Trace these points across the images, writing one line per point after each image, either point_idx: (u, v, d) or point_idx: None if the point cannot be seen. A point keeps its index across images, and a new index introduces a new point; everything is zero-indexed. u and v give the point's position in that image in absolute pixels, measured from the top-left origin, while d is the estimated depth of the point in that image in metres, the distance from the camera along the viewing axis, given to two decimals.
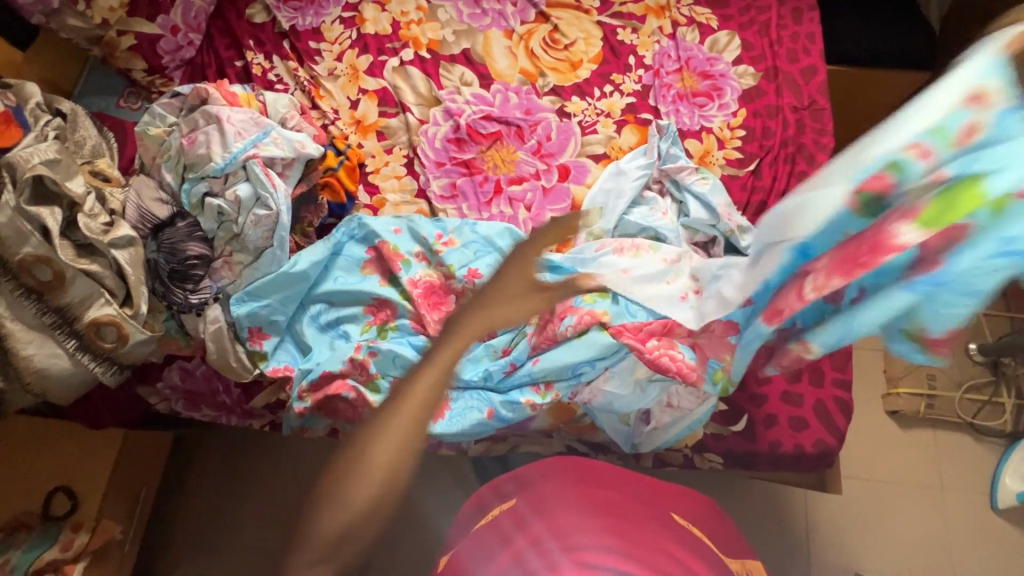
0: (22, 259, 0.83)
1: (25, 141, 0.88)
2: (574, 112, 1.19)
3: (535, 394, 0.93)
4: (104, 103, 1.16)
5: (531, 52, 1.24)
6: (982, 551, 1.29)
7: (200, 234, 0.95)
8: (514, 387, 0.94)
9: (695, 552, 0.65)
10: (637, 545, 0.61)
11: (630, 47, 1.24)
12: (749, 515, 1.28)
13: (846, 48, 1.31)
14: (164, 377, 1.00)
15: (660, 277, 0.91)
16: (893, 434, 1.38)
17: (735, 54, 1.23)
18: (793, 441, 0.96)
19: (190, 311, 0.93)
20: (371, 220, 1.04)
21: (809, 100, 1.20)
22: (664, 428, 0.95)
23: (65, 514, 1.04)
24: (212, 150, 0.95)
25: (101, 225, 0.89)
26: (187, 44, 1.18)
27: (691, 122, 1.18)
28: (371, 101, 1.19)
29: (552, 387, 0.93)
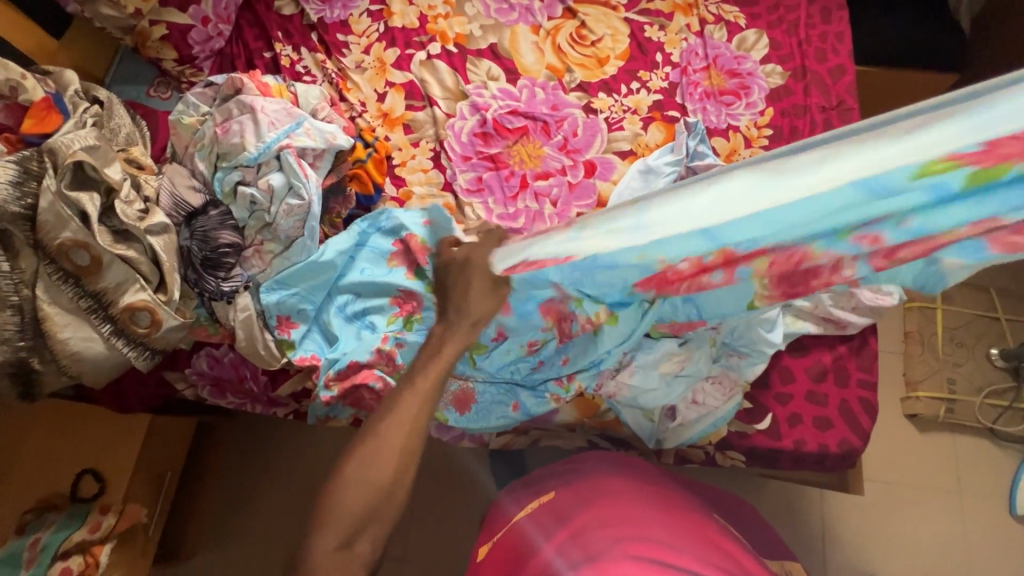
0: (62, 244, 0.84)
1: (66, 127, 0.89)
2: (600, 108, 1.19)
3: (560, 388, 0.94)
4: (135, 92, 1.18)
5: (558, 48, 1.24)
6: (1000, 557, 1.28)
7: (232, 222, 0.97)
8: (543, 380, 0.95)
9: (743, 547, 0.66)
10: (685, 539, 0.60)
11: (657, 44, 1.24)
12: (764, 513, 1.28)
13: (876, 49, 1.30)
14: (192, 364, 1.01)
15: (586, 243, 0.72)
16: (911, 438, 1.37)
17: (763, 52, 1.23)
18: (818, 440, 0.96)
19: (221, 298, 0.94)
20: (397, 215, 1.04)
21: (837, 100, 1.19)
22: (689, 425, 0.95)
23: (93, 497, 1.06)
24: (246, 139, 0.96)
25: (136, 212, 0.90)
26: (217, 35, 1.19)
27: (718, 121, 1.17)
28: (398, 94, 1.19)
29: (574, 378, 0.93)
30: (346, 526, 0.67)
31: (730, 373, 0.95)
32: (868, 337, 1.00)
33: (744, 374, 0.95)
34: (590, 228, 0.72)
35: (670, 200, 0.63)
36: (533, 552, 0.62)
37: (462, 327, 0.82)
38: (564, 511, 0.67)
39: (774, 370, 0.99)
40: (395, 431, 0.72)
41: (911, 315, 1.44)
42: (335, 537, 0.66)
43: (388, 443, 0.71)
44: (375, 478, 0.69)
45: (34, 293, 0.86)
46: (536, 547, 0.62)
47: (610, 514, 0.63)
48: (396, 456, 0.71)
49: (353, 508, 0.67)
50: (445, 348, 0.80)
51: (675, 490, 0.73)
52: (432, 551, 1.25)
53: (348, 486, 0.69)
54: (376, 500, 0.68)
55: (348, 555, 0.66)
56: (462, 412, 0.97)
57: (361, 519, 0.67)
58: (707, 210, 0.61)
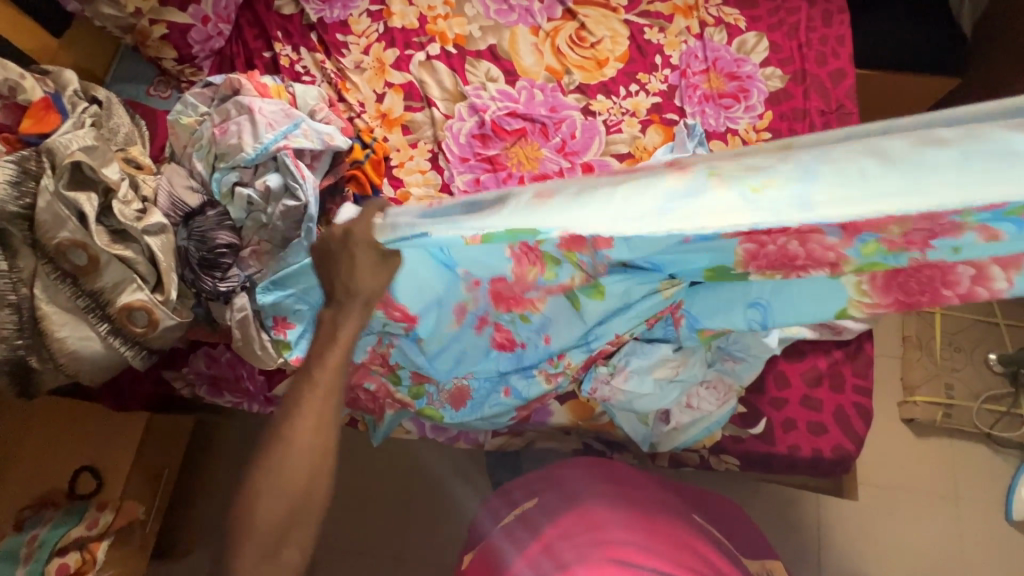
0: (60, 244, 0.85)
1: (64, 127, 0.89)
2: (599, 110, 1.19)
3: (549, 366, 0.94)
4: (135, 91, 1.18)
5: (557, 49, 1.24)
6: (995, 563, 1.28)
7: (229, 223, 0.97)
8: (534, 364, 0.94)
9: (721, 551, 0.67)
10: (661, 542, 0.61)
11: (657, 47, 1.24)
12: (759, 516, 1.28)
13: (877, 52, 1.29)
14: (189, 363, 1.02)
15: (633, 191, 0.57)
16: (908, 443, 1.37)
17: (763, 55, 1.22)
18: (811, 445, 0.96)
19: (218, 298, 0.95)
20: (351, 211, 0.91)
21: (836, 104, 1.19)
22: (683, 429, 0.96)
23: (91, 494, 1.07)
24: (244, 140, 0.96)
25: (134, 212, 0.90)
26: (217, 35, 1.19)
27: (717, 124, 1.17)
28: (396, 95, 1.20)
29: (564, 356, 0.93)
30: (266, 536, 0.67)
31: (724, 378, 0.95)
32: (864, 343, 1.00)
33: (738, 378, 0.95)
34: (718, 185, 0.54)
35: (838, 174, 0.51)
36: (520, 554, 0.62)
37: (355, 307, 0.77)
38: (549, 515, 0.67)
39: (769, 375, 0.99)
40: (300, 431, 0.71)
41: (910, 319, 1.43)
42: (258, 549, 0.66)
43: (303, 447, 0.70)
44: (289, 482, 0.68)
45: (31, 292, 0.86)
46: (519, 551, 0.63)
47: (593, 519, 0.63)
48: (308, 455, 0.70)
49: (271, 517, 0.67)
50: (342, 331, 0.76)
51: (661, 495, 0.74)
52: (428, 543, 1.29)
53: (260, 496, 0.67)
54: (294, 503, 0.69)
55: (274, 562, 0.67)
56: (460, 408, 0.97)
57: (280, 526, 0.68)
58: (889, 186, 0.49)
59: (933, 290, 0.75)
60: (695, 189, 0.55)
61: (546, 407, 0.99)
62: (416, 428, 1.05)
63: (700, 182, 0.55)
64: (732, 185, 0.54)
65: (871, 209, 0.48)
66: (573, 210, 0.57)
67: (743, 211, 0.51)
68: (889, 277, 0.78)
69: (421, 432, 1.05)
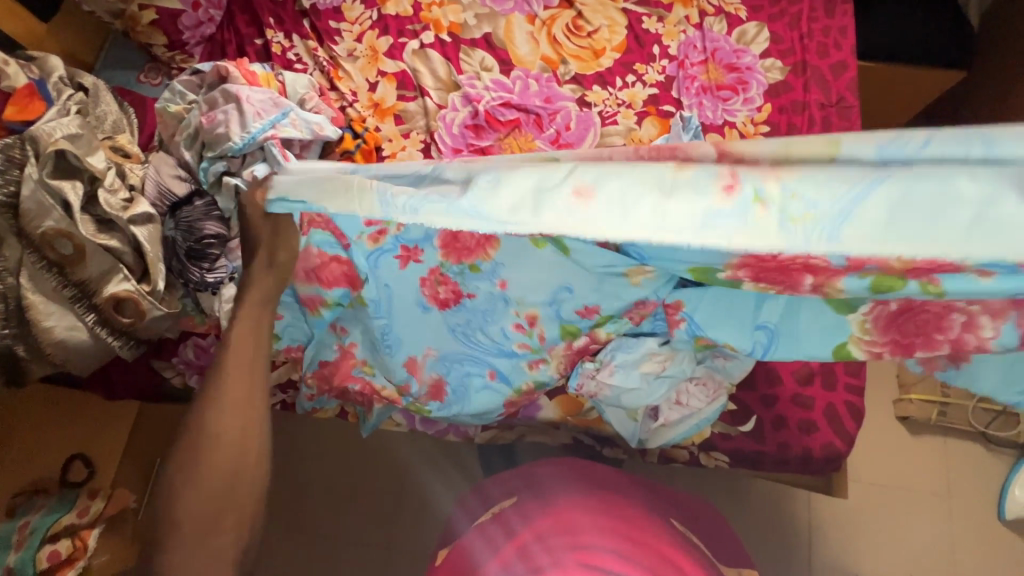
0: (45, 233, 0.85)
1: (48, 115, 0.89)
2: (594, 101, 1.17)
3: (522, 335, 0.95)
4: (125, 78, 1.16)
5: (553, 38, 1.21)
6: (985, 561, 1.28)
7: (217, 213, 0.96)
8: (506, 342, 0.95)
9: (694, 555, 0.66)
10: (634, 546, 0.61)
11: (655, 36, 1.21)
12: (750, 512, 1.28)
13: (881, 43, 1.27)
14: (179, 352, 1.01)
15: (665, 194, 0.52)
16: (903, 440, 1.36)
17: (763, 46, 1.20)
18: (802, 443, 0.95)
19: (206, 289, 0.94)
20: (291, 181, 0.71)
21: (837, 96, 1.17)
22: (672, 426, 0.95)
23: (83, 481, 1.07)
24: (231, 129, 0.94)
25: (120, 201, 0.90)
26: (208, 20, 1.17)
27: (714, 116, 1.15)
28: (389, 84, 1.18)
29: (537, 322, 0.94)
30: (205, 491, 0.73)
31: (715, 375, 0.94)
32: None
33: (728, 375, 0.94)
34: (761, 211, 0.50)
35: (877, 214, 0.48)
36: (494, 554, 0.62)
37: (263, 274, 0.81)
38: (525, 512, 0.67)
39: (760, 372, 0.98)
40: (229, 391, 0.76)
41: None
42: (197, 505, 0.72)
43: (222, 441, 0.75)
44: (221, 439, 0.74)
45: (18, 281, 0.86)
46: (496, 547, 0.63)
47: (568, 520, 0.63)
48: (239, 412, 0.76)
49: (207, 472, 0.73)
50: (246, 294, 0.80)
51: (640, 494, 0.73)
52: (417, 540, 1.25)
53: (196, 454, 0.73)
54: (230, 454, 0.75)
55: (213, 514, 0.72)
56: (442, 400, 0.96)
57: (220, 481, 0.73)
58: (945, 234, 0.47)
59: (926, 334, 0.72)
60: (732, 211, 0.50)
61: (535, 402, 0.99)
62: (405, 420, 1.05)
63: (741, 200, 0.50)
64: (766, 207, 0.50)
65: (901, 252, 0.48)
66: (601, 226, 0.53)
67: (772, 239, 0.50)
68: (893, 314, 0.74)
69: (411, 424, 1.05)
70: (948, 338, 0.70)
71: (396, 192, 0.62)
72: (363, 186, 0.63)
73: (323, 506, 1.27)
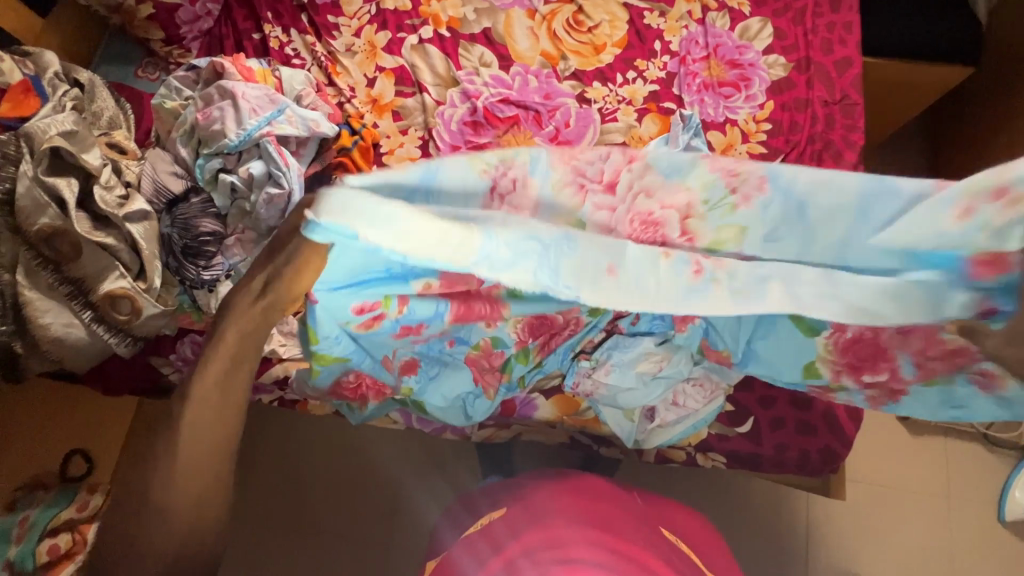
0: (39, 230, 0.85)
1: (43, 112, 0.89)
2: (594, 98, 1.15)
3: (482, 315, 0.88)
4: (123, 73, 1.16)
5: (553, 34, 1.20)
6: (984, 562, 1.28)
7: (213, 210, 0.96)
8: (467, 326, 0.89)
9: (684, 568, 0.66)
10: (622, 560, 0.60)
11: (656, 32, 1.20)
12: (747, 512, 1.28)
13: (888, 39, 1.24)
14: (176, 350, 1.00)
15: (662, 274, 0.61)
16: (903, 440, 1.36)
17: (766, 42, 1.18)
18: (799, 445, 0.95)
19: (202, 287, 0.94)
20: (355, 205, 0.53)
21: (840, 93, 1.15)
22: (668, 427, 0.95)
23: (82, 476, 1.08)
24: (226, 126, 0.94)
25: (117, 198, 0.90)
26: (205, 15, 1.16)
27: (715, 114, 1.14)
28: (387, 79, 1.17)
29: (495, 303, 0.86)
30: (179, 516, 0.61)
31: (711, 377, 0.94)
32: None
33: (725, 378, 0.94)
34: (716, 288, 0.62)
35: (814, 289, 0.62)
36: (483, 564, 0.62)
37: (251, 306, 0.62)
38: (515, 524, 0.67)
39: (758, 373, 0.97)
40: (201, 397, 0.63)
41: None
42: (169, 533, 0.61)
43: (166, 520, 0.60)
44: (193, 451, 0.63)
45: (14, 278, 0.86)
46: (484, 560, 0.63)
47: (557, 533, 0.63)
48: (216, 419, 0.65)
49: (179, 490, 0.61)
50: (224, 326, 0.63)
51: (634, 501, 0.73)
52: (417, 534, 1.27)
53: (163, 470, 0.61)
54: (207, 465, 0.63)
55: (196, 536, 0.63)
56: (416, 371, 0.93)
57: (196, 499, 0.62)
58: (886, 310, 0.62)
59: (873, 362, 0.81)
60: (700, 291, 0.62)
61: (531, 401, 0.98)
62: (403, 419, 1.05)
63: (705, 280, 0.62)
64: (723, 287, 0.62)
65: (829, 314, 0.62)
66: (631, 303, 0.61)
67: (729, 305, 0.62)
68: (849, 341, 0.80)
69: (408, 423, 1.05)
70: (890, 366, 0.80)
71: (497, 234, 0.57)
72: (469, 238, 0.56)
73: (321, 501, 1.29)
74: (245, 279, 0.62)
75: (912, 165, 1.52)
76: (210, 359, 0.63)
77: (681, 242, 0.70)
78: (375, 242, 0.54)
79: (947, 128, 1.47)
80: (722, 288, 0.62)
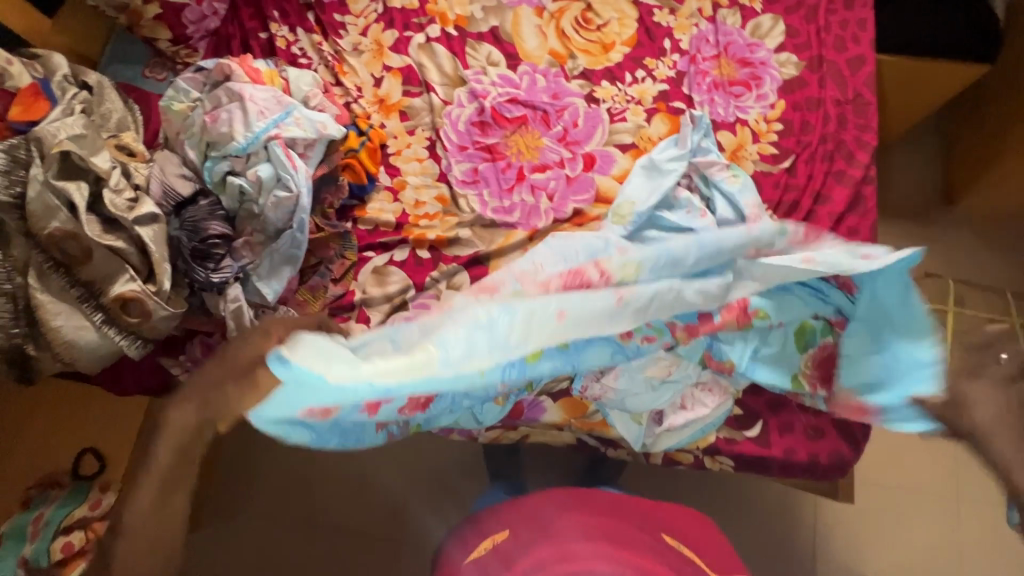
0: (51, 234, 0.85)
1: (53, 116, 0.89)
2: (603, 97, 1.14)
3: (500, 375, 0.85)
4: (130, 73, 1.15)
5: (561, 32, 1.19)
6: (992, 565, 1.27)
7: (221, 213, 0.96)
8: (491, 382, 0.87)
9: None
10: None
11: (666, 30, 1.18)
12: (753, 513, 1.28)
13: (903, 36, 1.22)
14: (187, 350, 1.01)
15: (584, 296, 0.87)
16: (912, 442, 1.35)
17: (778, 40, 1.16)
18: (807, 450, 0.95)
19: (212, 289, 0.95)
20: (315, 346, 0.71)
21: (853, 92, 1.13)
22: (677, 430, 0.95)
23: (94, 475, 1.08)
24: (234, 128, 0.95)
25: (126, 201, 0.90)
26: (212, 14, 1.16)
27: (726, 113, 1.12)
28: (394, 79, 1.16)
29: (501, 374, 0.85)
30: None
31: (719, 381, 0.96)
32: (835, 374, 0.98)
33: (733, 383, 0.96)
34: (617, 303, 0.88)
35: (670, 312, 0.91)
36: None
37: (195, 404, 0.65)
38: (522, 540, 0.70)
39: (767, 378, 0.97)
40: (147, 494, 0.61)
41: None
42: None
43: None
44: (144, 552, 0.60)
45: (26, 281, 0.87)
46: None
47: None
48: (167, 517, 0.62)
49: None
50: (156, 447, 0.64)
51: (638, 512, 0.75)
52: (421, 537, 1.25)
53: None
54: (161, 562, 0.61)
55: None
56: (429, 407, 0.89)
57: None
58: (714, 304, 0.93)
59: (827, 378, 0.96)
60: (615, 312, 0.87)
61: (538, 404, 0.97)
62: None
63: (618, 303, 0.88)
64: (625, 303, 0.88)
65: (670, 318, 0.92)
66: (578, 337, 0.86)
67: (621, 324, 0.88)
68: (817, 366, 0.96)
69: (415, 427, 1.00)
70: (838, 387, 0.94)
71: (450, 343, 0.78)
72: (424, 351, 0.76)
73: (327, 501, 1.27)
74: (173, 405, 0.65)
75: (924, 163, 1.50)
76: (142, 483, 0.62)
77: (600, 280, 0.92)
78: (333, 375, 0.69)
79: (961, 126, 1.45)
80: (631, 312, 0.88)
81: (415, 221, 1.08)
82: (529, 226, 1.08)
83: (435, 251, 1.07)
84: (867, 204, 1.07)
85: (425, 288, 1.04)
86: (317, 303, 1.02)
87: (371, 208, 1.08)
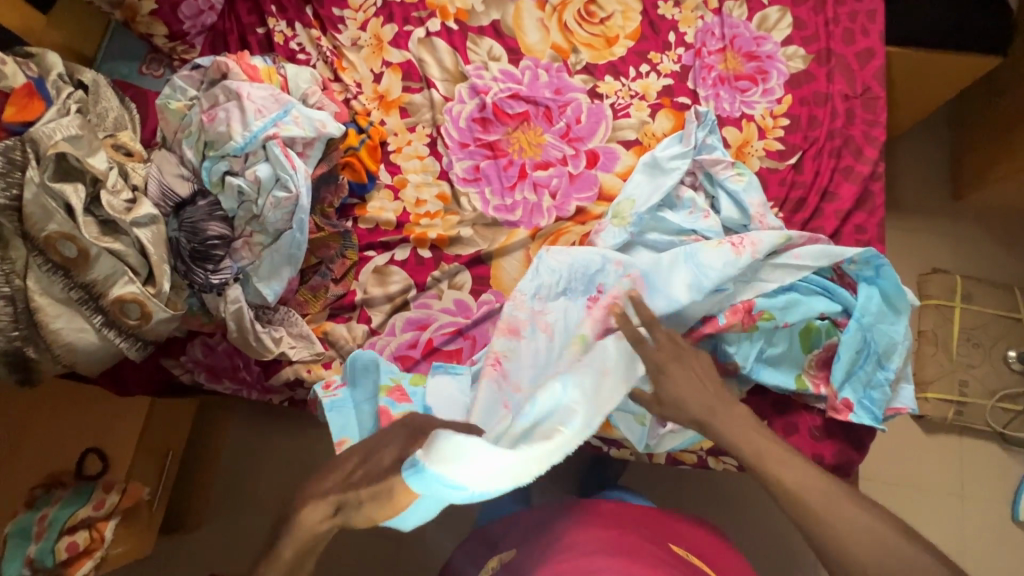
0: (49, 236, 0.84)
1: (48, 116, 0.88)
2: (606, 93, 1.12)
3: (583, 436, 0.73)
4: (127, 69, 1.14)
5: (564, 25, 1.16)
6: (997, 562, 1.27)
7: (220, 213, 0.95)
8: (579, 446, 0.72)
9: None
10: None
11: (671, 23, 1.16)
12: (756, 510, 1.27)
13: (914, 28, 1.19)
14: (187, 351, 1.02)
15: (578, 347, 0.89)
16: (916, 439, 1.34)
17: (785, 33, 1.14)
18: (812, 451, 0.94)
19: (211, 290, 0.94)
20: (464, 454, 0.61)
21: (862, 86, 1.11)
22: (681, 431, 0.94)
23: (97, 475, 1.07)
24: (232, 128, 0.93)
25: (123, 202, 0.89)
26: (208, 9, 1.13)
27: (731, 109, 1.10)
28: (394, 75, 1.14)
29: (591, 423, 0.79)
30: None
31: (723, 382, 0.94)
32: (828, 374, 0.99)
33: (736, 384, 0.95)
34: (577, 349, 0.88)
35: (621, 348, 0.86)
36: None
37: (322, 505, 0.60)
38: (532, 558, 0.72)
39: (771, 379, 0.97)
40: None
41: (927, 313, 1.37)
42: None
43: None
44: None
45: (25, 284, 0.86)
46: None
47: None
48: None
49: None
50: (280, 543, 0.60)
51: (638, 533, 0.75)
52: (425, 533, 1.25)
53: None
54: None
55: None
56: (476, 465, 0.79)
57: None
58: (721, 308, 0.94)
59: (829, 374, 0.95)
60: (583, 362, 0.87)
61: None
62: None
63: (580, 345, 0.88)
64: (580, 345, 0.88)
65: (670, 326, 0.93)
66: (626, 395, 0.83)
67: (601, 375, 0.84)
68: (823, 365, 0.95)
69: None
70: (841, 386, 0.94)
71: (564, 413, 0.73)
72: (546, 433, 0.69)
73: None
74: (308, 502, 0.60)
75: (932, 157, 1.47)
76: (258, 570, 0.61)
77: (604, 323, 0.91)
78: (471, 479, 0.60)
79: (971, 120, 1.42)
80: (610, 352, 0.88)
81: (415, 220, 1.07)
82: (531, 225, 1.06)
83: (435, 251, 1.05)
84: (875, 200, 1.05)
85: (426, 288, 1.04)
86: (318, 303, 1.03)
87: (372, 207, 1.07)
